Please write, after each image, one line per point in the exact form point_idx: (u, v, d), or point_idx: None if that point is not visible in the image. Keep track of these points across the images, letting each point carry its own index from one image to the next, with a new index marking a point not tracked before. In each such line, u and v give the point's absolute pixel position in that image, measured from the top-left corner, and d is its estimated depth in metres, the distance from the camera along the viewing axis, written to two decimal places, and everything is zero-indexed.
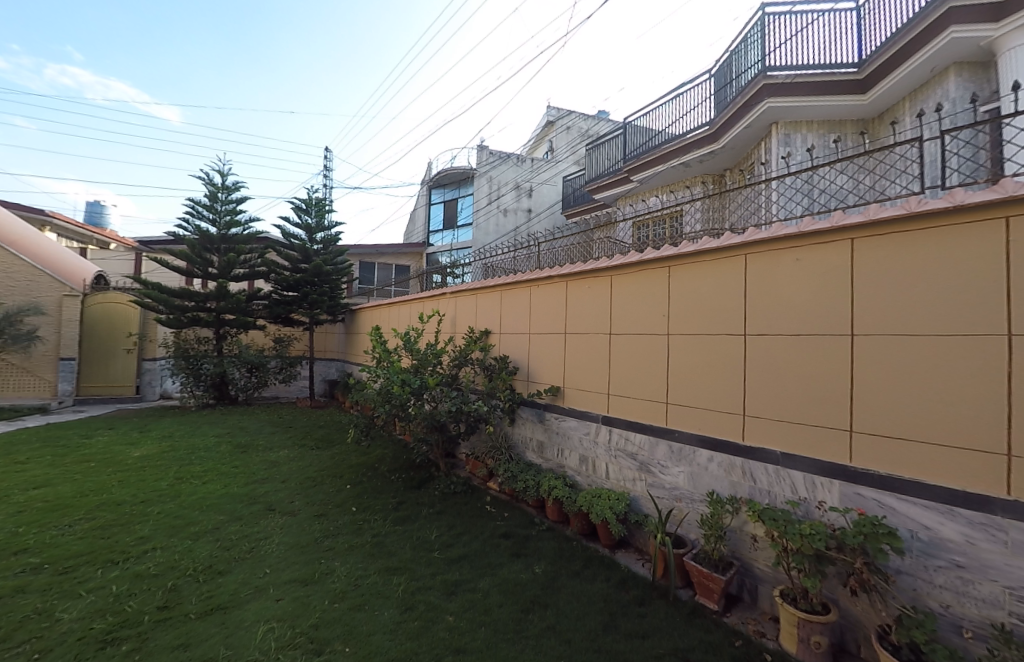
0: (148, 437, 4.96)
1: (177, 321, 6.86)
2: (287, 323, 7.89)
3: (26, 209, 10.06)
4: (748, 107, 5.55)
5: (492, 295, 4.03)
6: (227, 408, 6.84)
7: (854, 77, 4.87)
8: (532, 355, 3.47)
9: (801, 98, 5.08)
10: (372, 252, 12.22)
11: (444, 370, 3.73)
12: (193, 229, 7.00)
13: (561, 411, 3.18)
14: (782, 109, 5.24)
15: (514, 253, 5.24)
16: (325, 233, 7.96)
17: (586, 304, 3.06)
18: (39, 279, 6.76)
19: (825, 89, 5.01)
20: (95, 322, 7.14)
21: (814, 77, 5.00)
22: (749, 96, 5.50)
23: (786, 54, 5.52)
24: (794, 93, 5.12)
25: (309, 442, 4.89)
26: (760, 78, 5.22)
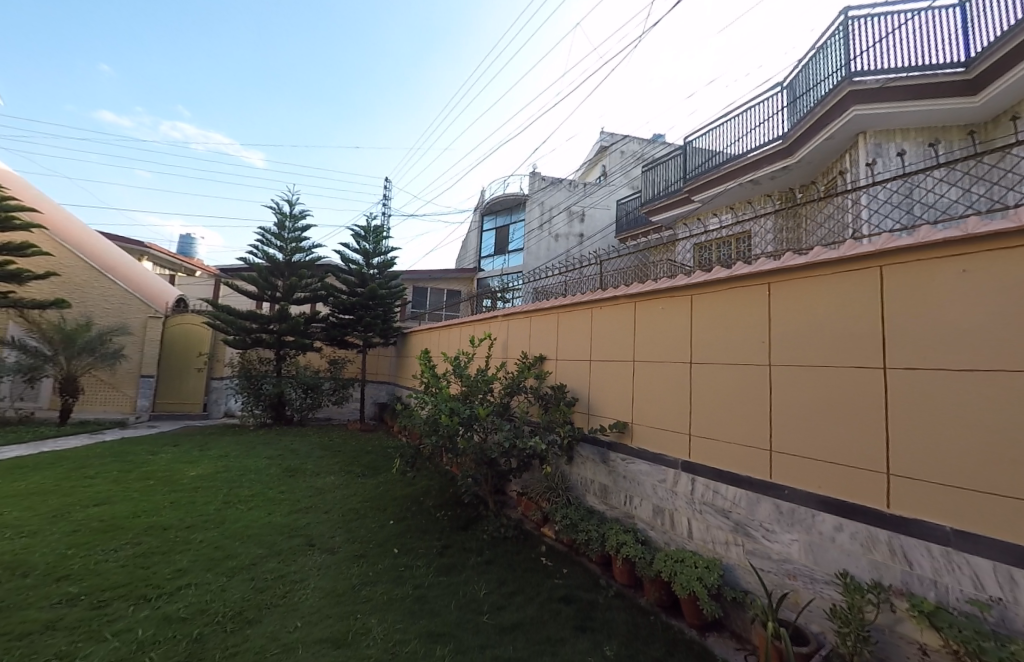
0: (207, 455, 5.07)
1: (242, 342, 7.18)
2: (342, 345, 8.05)
3: (130, 240, 11.33)
4: (829, 117, 5.03)
5: (547, 318, 3.72)
6: (282, 429, 6.96)
7: (963, 78, 4.16)
8: (593, 385, 3.08)
9: (896, 105, 4.50)
10: (425, 277, 12.47)
11: (496, 399, 3.44)
12: (262, 255, 7.40)
13: (628, 452, 2.73)
14: (870, 116, 4.69)
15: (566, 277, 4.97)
16: (381, 257, 8.17)
17: (658, 327, 2.66)
18: (129, 302, 7.41)
19: (926, 91, 4.36)
20: (172, 343, 7.69)
21: (911, 79, 4.40)
22: (830, 105, 4.94)
23: (876, 57, 4.94)
24: (888, 99, 4.54)
25: (355, 468, 4.75)
26: (845, 84, 4.70)
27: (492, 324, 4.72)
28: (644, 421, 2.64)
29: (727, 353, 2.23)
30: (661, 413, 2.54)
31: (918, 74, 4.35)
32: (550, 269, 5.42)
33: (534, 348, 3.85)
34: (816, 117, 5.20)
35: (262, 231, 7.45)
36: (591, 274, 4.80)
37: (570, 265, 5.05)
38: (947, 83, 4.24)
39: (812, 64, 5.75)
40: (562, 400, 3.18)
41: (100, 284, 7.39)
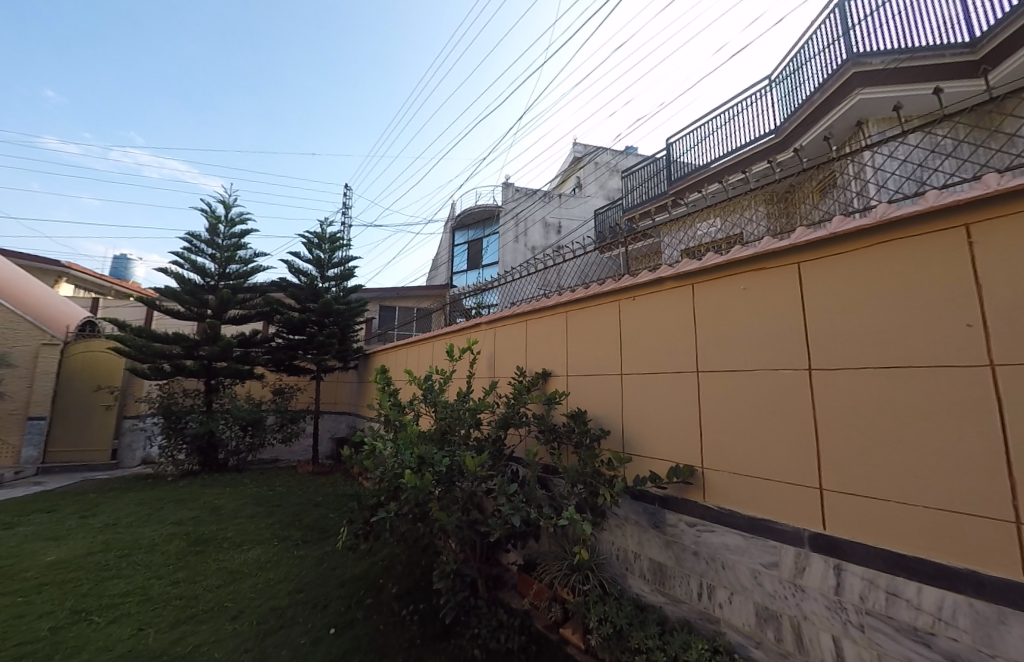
0: (87, 525, 3.73)
1: (161, 372, 5.85)
2: (291, 372, 6.79)
3: (44, 260, 9.77)
4: (827, 105, 4.37)
5: (552, 321, 2.76)
6: (213, 478, 5.61)
7: (969, 59, 3.65)
8: (631, 413, 2.09)
9: (902, 89, 3.85)
10: (392, 295, 11.38)
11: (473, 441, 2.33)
12: (189, 266, 6.13)
13: (698, 515, 1.71)
14: (873, 101, 4.01)
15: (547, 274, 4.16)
16: (338, 268, 7.15)
17: (732, 317, 1.66)
18: (17, 326, 5.97)
19: (928, 73, 3.80)
20: (75, 375, 6.24)
21: (919, 60, 3.80)
22: (831, 91, 4.28)
23: (868, 31, 4.33)
24: (896, 81, 3.87)
25: (294, 534, 3.55)
26: (848, 65, 4.03)
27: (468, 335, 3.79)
28: (720, 464, 1.64)
29: (876, 350, 1.23)
30: (750, 459, 1.54)
31: (920, 52, 3.81)
32: (529, 260, 4.49)
33: (533, 366, 2.87)
34: (816, 105, 4.53)
35: (189, 238, 6.21)
36: (577, 267, 3.97)
37: (553, 251, 4.17)
38: (952, 65, 3.71)
39: (804, 55, 5.17)
40: (585, 435, 2.15)
41: None
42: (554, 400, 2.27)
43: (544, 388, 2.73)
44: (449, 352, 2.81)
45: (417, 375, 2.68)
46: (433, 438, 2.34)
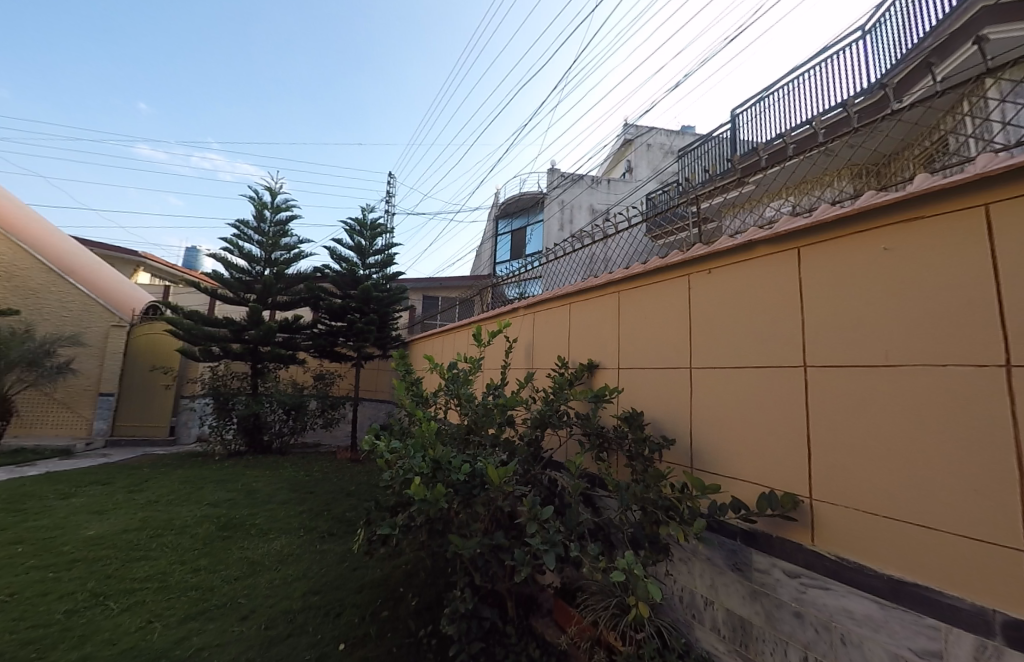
0: (130, 500, 3.80)
1: (211, 355, 6.05)
2: (333, 358, 6.86)
3: (121, 250, 10.59)
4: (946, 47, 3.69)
5: (601, 303, 2.32)
6: (257, 459, 5.71)
7: None
8: (703, 419, 1.63)
9: None
10: (435, 285, 11.33)
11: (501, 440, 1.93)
12: (238, 251, 6.27)
13: (806, 562, 1.25)
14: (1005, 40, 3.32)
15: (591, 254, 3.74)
16: (380, 255, 7.14)
17: (863, 292, 1.19)
18: (90, 308, 6.40)
19: None
20: (139, 354, 6.62)
21: None
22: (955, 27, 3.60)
23: None
24: None
25: (320, 525, 3.41)
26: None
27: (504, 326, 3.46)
28: (845, 498, 1.17)
29: None
30: (897, 493, 1.06)
31: None
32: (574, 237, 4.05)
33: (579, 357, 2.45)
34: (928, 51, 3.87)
35: (239, 224, 6.36)
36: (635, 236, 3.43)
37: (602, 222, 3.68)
38: None
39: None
40: (641, 442, 1.72)
41: (58, 288, 6.37)
42: (599, 398, 1.85)
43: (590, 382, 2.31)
44: (478, 336, 2.44)
45: (443, 363, 2.35)
46: (455, 437, 2.00)
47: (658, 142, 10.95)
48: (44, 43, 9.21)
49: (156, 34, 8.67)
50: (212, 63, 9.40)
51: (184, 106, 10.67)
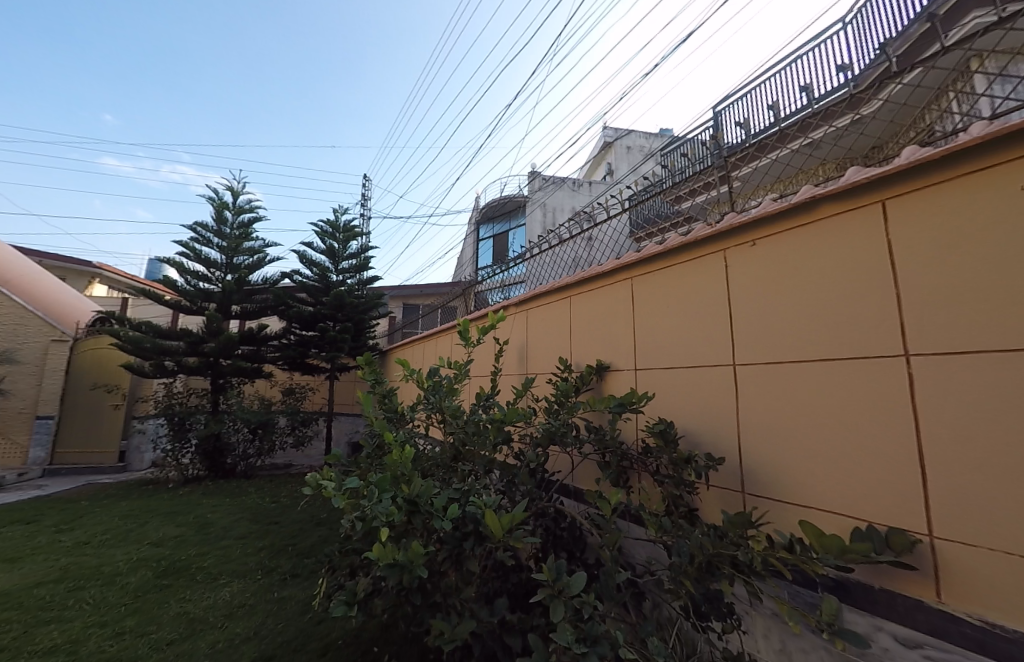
0: (55, 543, 3.24)
1: (160, 369, 5.43)
2: (304, 370, 6.40)
3: (75, 262, 9.82)
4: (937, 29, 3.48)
5: (607, 294, 1.96)
6: (218, 485, 5.13)
7: None
8: (754, 430, 1.23)
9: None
10: (416, 293, 10.87)
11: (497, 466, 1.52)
12: (192, 254, 5.69)
13: (941, 632, 0.84)
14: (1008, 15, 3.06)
15: (579, 246, 3.41)
16: (354, 259, 6.73)
17: (996, 251, 0.82)
18: (26, 322, 5.74)
19: None
20: (83, 372, 5.96)
21: None
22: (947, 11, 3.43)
23: None
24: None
25: (281, 567, 2.90)
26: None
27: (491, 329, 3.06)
28: (1005, 546, 0.77)
29: None
30: None
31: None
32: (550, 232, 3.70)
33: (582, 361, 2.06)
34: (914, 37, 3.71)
35: (196, 227, 5.81)
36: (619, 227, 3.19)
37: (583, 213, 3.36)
38: None
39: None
40: (681, 464, 1.28)
41: None
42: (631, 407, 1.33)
43: (598, 389, 1.93)
44: (464, 337, 2.01)
45: (418, 370, 1.92)
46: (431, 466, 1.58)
47: (638, 144, 10.84)
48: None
49: (114, 36, 8.17)
50: (175, 69, 8.91)
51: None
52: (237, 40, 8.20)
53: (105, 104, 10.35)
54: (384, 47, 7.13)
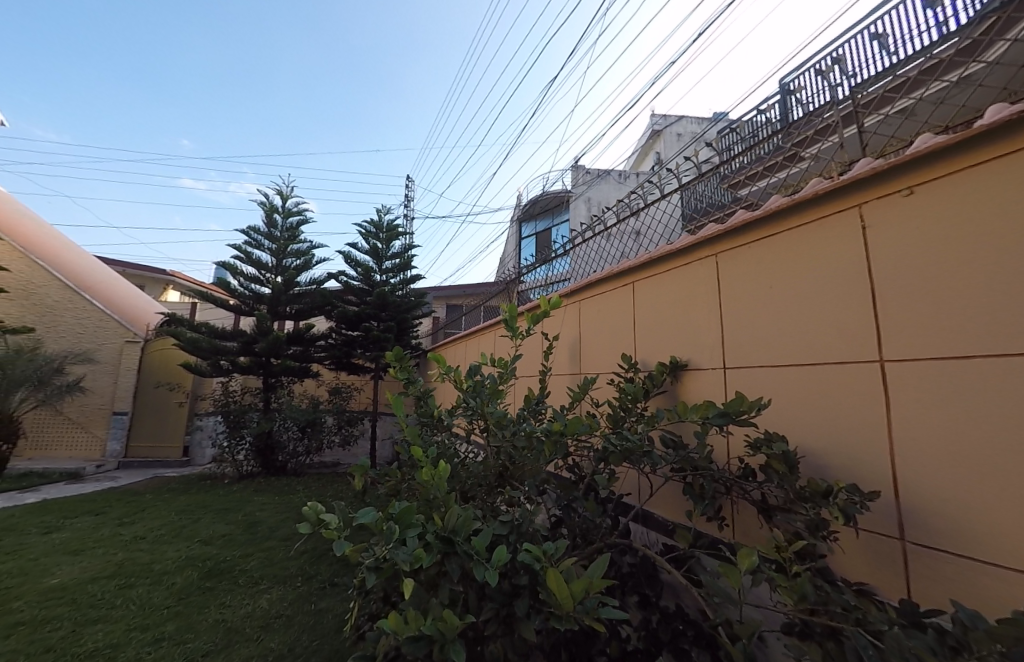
0: (116, 537, 3.35)
1: (215, 368, 5.64)
2: (350, 371, 6.46)
3: (151, 271, 10.69)
4: None
5: (681, 276, 1.63)
6: (269, 483, 5.23)
7: None
8: (933, 452, 0.90)
9: None
10: (458, 293, 10.84)
11: (553, 484, 1.25)
12: (245, 256, 5.88)
13: None
14: None
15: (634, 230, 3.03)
16: (396, 259, 6.70)
17: None
18: (105, 324, 6.21)
19: None
20: (152, 371, 6.35)
21: None
22: None
23: None
24: None
25: (321, 575, 2.79)
26: None
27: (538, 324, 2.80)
28: None
29: None
30: None
31: None
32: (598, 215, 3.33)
33: (649, 359, 1.73)
34: None
35: (249, 231, 6.01)
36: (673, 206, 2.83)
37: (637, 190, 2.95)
38: None
39: None
40: (813, 495, 0.94)
41: (73, 306, 6.18)
42: (735, 417, 0.99)
43: (672, 392, 1.60)
44: (511, 331, 1.73)
45: (459, 371, 1.67)
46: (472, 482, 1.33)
47: (689, 131, 10.17)
48: (84, 85, 9.59)
49: (184, 65, 8.83)
50: (233, 92, 9.44)
51: (212, 136, 10.85)
52: (288, 58, 8.53)
53: (180, 133, 11.26)
54: (424, 46, 7.07)
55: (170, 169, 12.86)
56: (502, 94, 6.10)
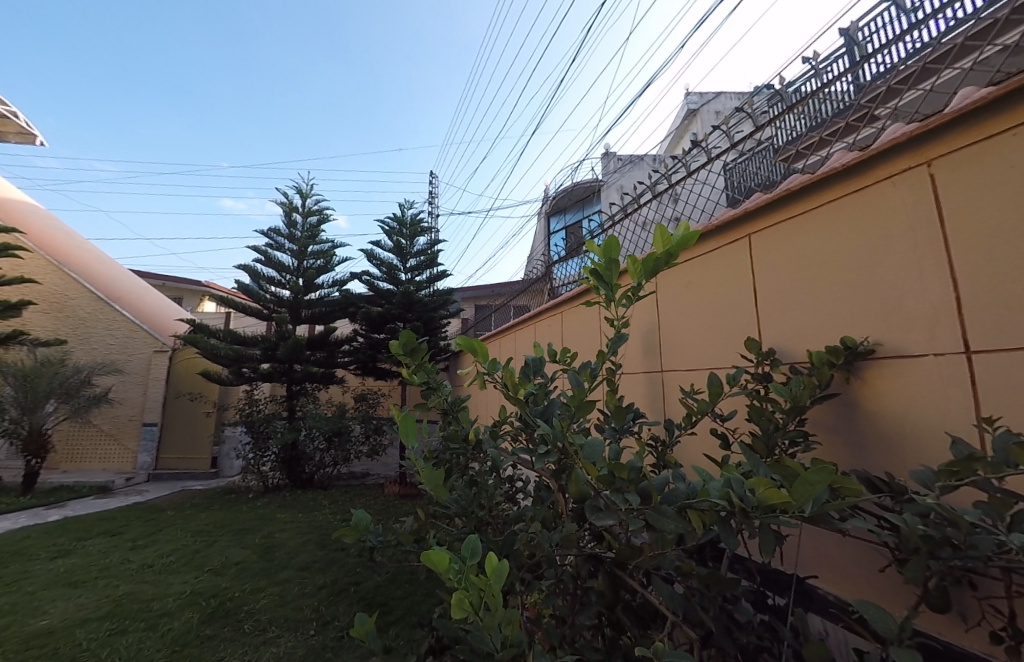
0: (123, 565, 2.99)
1: (237, 377, 5.39)
2: (377, 376, 6.08)
3: (186, 282, 10.83)
4: None
5: (850, 211, 1.10)
6: (295, 497, 4.89)
7: None
8: None
9: None
10: (487, 293, 10.37)
11: (694, 568, 0.81)
12: (265, 259, 5.62)
13: None
14: None
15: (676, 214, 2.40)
16: (420, 256, 6.29)
17: None
18: (134, 335, 6.11)
19: None
20: (181, 380, 6.19)
21: None
22: None
23: None
24: None
25: (340, 619, 2.33)
26: None
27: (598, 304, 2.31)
28: None
29: None
30: None
31: None
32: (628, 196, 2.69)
33: (793, 350, 1.22)
34: None
35: (270, 232, 5.74)
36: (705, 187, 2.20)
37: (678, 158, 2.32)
38: None
39: None
40: None
41: (104, 317, 6.12)
42: None
43: (849, 396, 1.09)
44: (605, 293, 1.19)
45: (512, 378, 1.12)
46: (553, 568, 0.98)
47: (728, 106, 9.17)
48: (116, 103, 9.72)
49: (216, 76, 8.82)
50: (255, 98, 9.25)
51: (236, 147, 10.84)
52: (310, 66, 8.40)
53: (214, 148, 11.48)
54: (435, 39, 6.57)
55: (212, 181, 13.25)
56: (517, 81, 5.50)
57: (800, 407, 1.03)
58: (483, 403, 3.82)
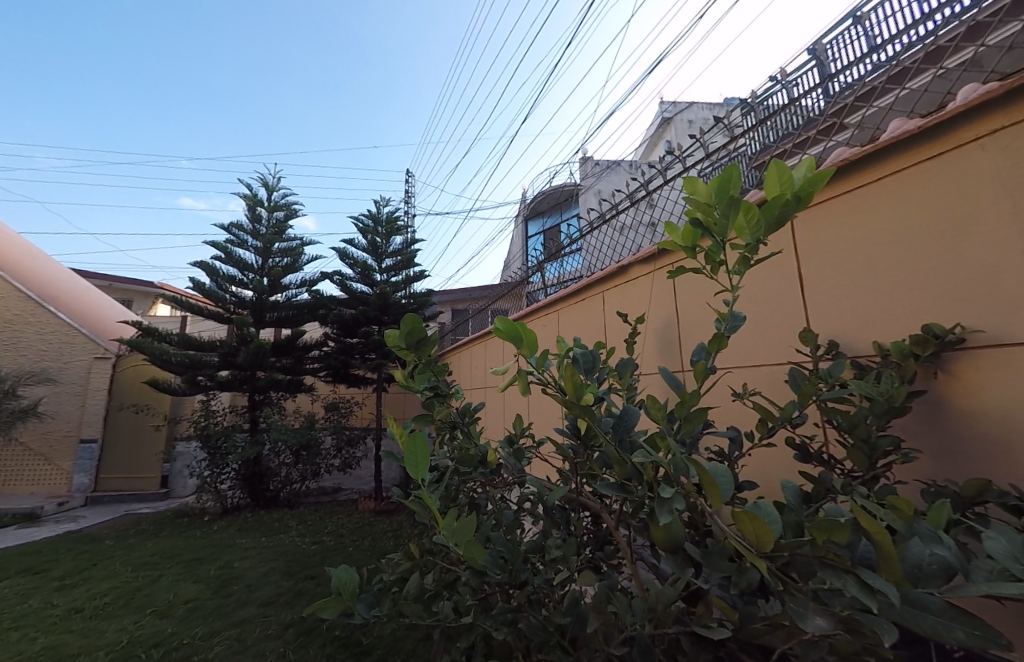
0: (45, 611, 2.52)
1: (190, 385, 4.87)
2: (350, 383, 5.67)
3: (136, 284, 9.97)
4: None
5: (911, 185, 0.89)
6: (258, 518, 4.42)
7: None
8: None
9: None
10: (465, 296, 10.07)
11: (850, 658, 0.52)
12: (224, 255, 5.14)
13: None
14: None
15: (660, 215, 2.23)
16: (396, 256, 5.94)
17: None
18: (71, 340, 5.46)
19: None
20: (126, 391, 5.57)
21: None
22: None
23: None
24: None
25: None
26: None
27: (603, 296, 2.08)
28: None
29: None
30: None
31: None
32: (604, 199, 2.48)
33: (853, 343, 0.97)
34: None
35: (231, 227, 5.28)
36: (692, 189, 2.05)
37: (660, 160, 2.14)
38: None
39: None
40: None
41: (34, 320, 5.43)
42: None
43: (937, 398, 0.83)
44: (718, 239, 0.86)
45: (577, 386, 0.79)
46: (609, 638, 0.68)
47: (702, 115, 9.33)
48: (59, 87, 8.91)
49: (172, 62, 8.24)
50: (217, 87, 8.68)
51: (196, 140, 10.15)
52: (278, 55, 7.96)
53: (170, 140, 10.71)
54: (412, 32, 6.33)
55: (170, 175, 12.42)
56: (497, 76, 5.32)
57: (897, 404, 0.76)
58: (492, 415, 3.64)
